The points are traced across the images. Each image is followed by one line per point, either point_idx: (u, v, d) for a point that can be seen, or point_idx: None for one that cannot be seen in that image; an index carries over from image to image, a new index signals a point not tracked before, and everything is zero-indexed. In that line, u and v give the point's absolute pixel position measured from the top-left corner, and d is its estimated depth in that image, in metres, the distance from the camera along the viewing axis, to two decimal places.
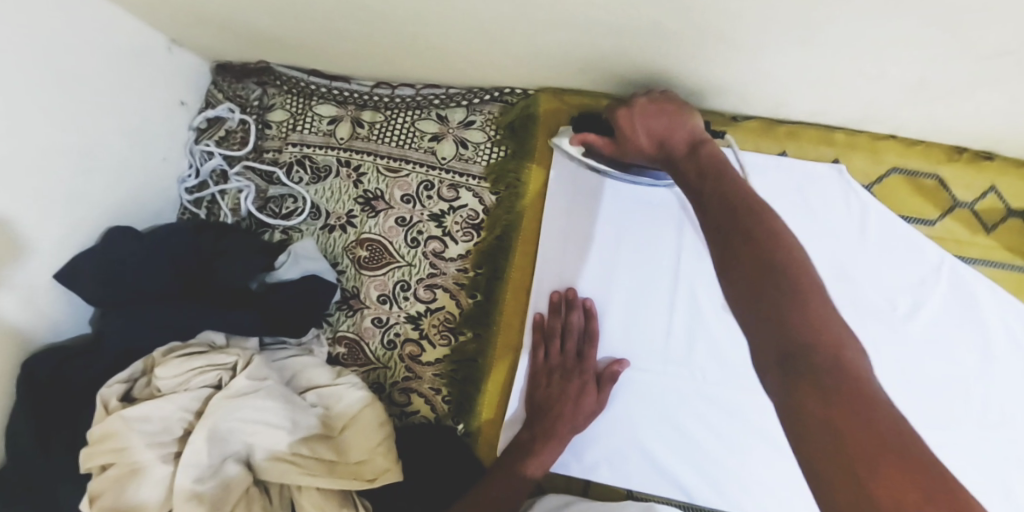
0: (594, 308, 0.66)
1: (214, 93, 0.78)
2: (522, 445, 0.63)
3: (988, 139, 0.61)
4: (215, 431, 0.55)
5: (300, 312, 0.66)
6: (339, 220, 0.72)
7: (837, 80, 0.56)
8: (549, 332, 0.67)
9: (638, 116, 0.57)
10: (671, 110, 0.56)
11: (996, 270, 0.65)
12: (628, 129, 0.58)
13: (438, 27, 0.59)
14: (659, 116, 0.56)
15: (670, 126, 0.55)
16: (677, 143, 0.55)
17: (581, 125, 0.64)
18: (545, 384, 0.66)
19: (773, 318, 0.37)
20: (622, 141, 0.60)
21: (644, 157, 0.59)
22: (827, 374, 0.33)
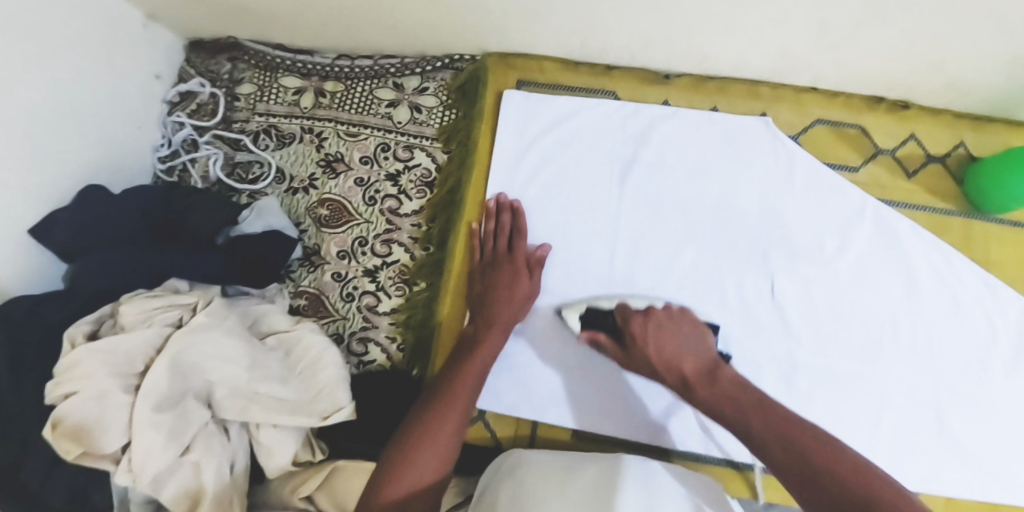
0: (520, 208, 0.70)
1: (187, 69, 0.82)
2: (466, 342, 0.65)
3: (900, 85, 0.66)
4: (177, 364, 0.58)
5: (262, 262, 0.70)
6: (302, 182, 0.76)
7: (753, 28, 0.60)
8: (488, 234, 0.70)
9: (652, 331, 0.61)
10: (682, 333, 0.61)
11: (920, 212, 0.69)
12: (643, 342, 0.61)
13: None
14: (673, 335, 0.60)
15: (680, 349, 0.59)
16: (690, 367, 0.57)
17: (589, 320, 0.66)
18: (484, 280, 0.68)
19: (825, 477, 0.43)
20: (633, 349, 0.62)
21: (652, 373, 0.61)
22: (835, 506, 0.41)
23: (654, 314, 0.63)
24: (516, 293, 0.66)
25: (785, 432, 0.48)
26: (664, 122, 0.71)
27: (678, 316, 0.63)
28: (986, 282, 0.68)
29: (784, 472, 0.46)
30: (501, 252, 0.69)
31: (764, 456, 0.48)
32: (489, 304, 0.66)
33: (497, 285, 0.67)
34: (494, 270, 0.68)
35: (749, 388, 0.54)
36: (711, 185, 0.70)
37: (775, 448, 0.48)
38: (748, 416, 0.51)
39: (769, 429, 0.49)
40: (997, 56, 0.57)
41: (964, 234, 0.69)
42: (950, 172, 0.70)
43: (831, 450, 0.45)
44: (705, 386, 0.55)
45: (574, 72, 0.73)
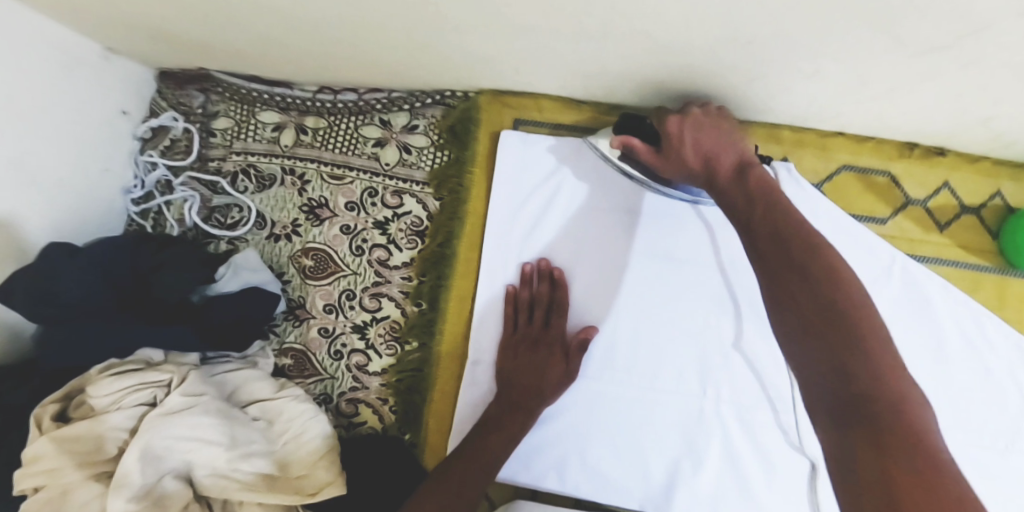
0: (564, 278, 0.65)
1: (158, 102, 0.76)
2: (490, 422, 0.63)
3: (939, 134, 0.59)
4: (149, 450, 0.54)
5: (243, 324, 0.65)
6: (285, 228, 0.71)
7: (778, 77, 0.54)
8: (522, 304, 0.65)
9: (691, 130, 0.52)
10: (721, 132, 0.52)
11: (951, 268, 0.64)
12: (675, 141, 0.52)
13: (374, 35, 0.57)
14: (711, 133, 0.52)
15: (719, 144, 0.51)
16: (726, 162, 0.49)
17: (625, 126, 0.60)
18: (514, 357, 0.64)
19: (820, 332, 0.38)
20: (668, 154, 0.54)
21: (688, 176, 0.53)
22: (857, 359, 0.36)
23: (692, 114, 0.53)
24: (551, 378, 0.63)
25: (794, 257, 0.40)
26: None
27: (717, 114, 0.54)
28: (1020, 348, 0.63)
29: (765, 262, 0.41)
30: (538, 325, 0.65)
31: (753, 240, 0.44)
32: (521, 389, 0.63)
33: (531, 365, 0.64)
34: (529, 348, 0.64)
35: (776, 188, 0.46)
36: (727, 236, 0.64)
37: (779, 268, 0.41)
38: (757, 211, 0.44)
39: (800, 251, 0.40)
40: None
41: (998, 293, 0.64)
42: (985, 223, 0.64)
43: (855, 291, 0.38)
44: (732, 180, 0.48)
45: (575, 112, 0.67)
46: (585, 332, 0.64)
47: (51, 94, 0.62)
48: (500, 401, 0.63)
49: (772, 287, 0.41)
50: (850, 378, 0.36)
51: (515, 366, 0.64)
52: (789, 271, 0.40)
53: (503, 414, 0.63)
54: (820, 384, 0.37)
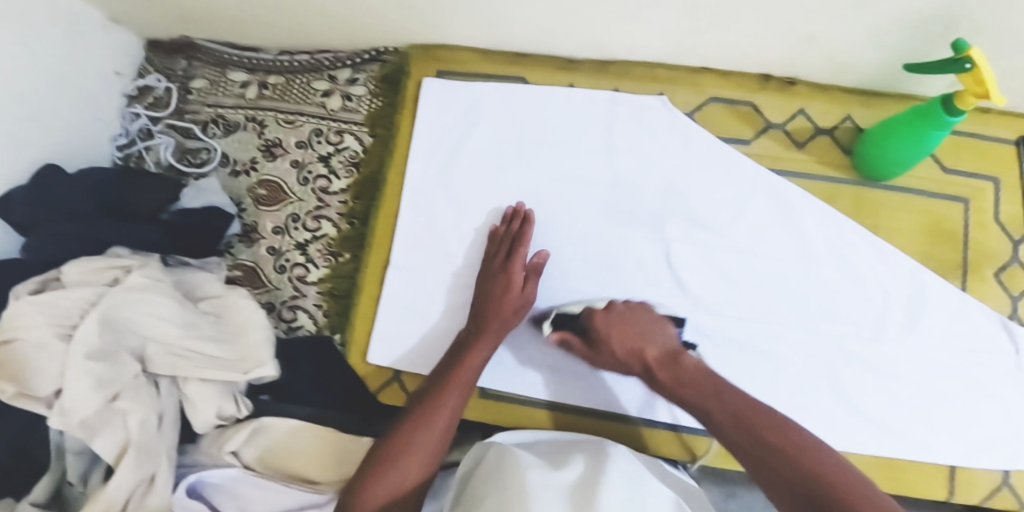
0: (531, 214, 0.73)
1: (147, 67, 0.90)
2: (462, 342, 0.70)
3: (781, 63, 0.71)
4: (109, 319, 0.64)
5: (197, 239, 0.76)
6: (244, 166, 0.83)
7: (632, 13, 0.66)
8: (494, 241, 0.73)
9: (615, 330, 0.65)
10: (642, 332, 0.64)
11: (810, 182, 0.73)
12: (603, 335, 0.65)
13: None
14: (630, 325, 0.65)
15: (642, 337, 0.64)
16: (652, 355, 0.63)
17: (557, 323, 0.70)
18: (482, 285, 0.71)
19: (787, 477, 0.51)
20: (599, 346, 0.65)
21: (620, 363, 0.65)
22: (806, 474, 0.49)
23: (615, 308, 0.67)
24: (508, 301, 0.69)
25: (746, 417, 0.55)
26: (571, 104, 0.77)
27: (634, 309, 0.67)
28: (876, 247, 0.71)
29: (741, 452, 0.54)
30: (501, 258, 0.72)
31: (722, 432, 0.56)
32: (484, 311, 0.69)
33: (493, 292, 0.70)
34: (490, 276, 0.71)
35: (709, 372, 0.61)
36: (614, 157, 0.76)
37: (726, 425, 0.56)
38: (711, 404, 0.57)
39: (763, 432, 0.54)
40: (853, 32, 0.62)
41: (853, 201, 0.72)
42: (839, 143, 0.74)
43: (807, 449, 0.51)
44: (670, 377, 0.61)
45: (486, 61, 0.79)
46: (537, 258, 0.72)
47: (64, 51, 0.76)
48: (469, 324, 0.71)
49: (754, 466, 0.53)
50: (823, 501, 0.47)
51: (480, 293, 0.71)
52: (771, 463, 0.52)
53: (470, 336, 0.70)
54: None
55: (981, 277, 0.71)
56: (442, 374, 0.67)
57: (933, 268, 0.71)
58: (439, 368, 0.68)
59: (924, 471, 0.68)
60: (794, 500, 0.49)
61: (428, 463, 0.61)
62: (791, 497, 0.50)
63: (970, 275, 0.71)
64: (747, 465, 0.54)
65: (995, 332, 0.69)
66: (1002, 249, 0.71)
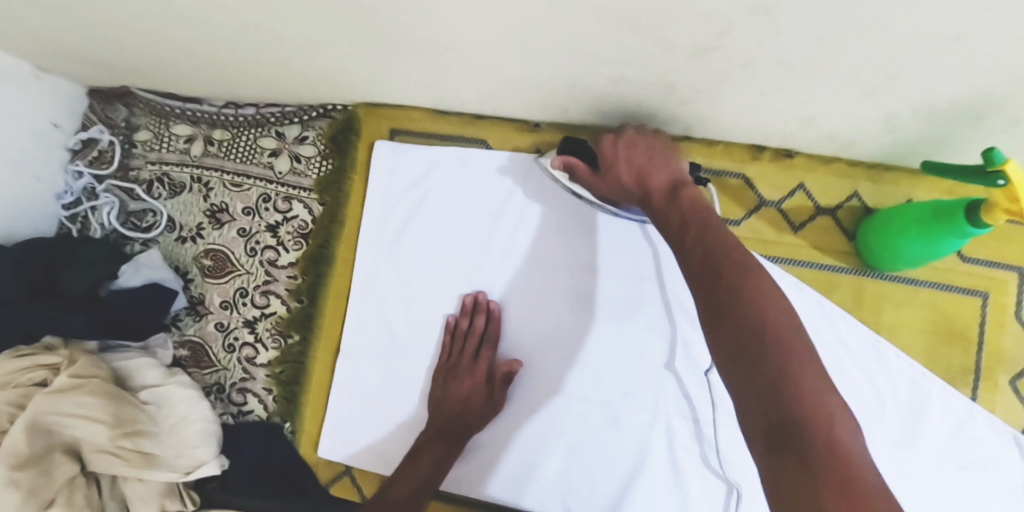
0: (497, 311, 0.68)
1: (90, 116, 0.83)
2: (415, 448, 0.68)
3: (776, 136, 0.61)
4: (38, 423, 0.61)
5: (135, 322, 0.71)
6: (190, 231, 0.77)
7: (600, 82, 0.57)
8: (458, 334, 0.68)
9: (623, 151, 0.57)
10: (655, 155, 0.56)
11: (804, 269, 0.64)
12: (610, 160, 0.57)
13: (247, 52, 0.63)
14: (642, 150, 0.56)
15: (652, 164, 0.55)
16: (658, 183, 0.54)
17: (565, 149, 0.63)
18: (443, 384, 0.68)
19: (738, 323, 0.40)
20: (603, 171, 0.58)
21: (621, 192, 0.58)
22: (755, 334, 0.39)
23: (625, 133, 0.57)
24: (473, 403, 0.67)
25: (718, 253, 0.44)
26: (534, 173, 0.69)
27: (652, 136, 0.58)
28: (874, 347, 0.63)
29: (698, 286, 0.44)
30: (467, 356, 0.67)
31: (686, 259, 0.46)
32: (448, 412, 0.67)
33: (451, 398, 0.67)
34: (454, 377, 0.68)
35: (707, 206, 0.50)
36: (579, 234, 0.68)
37: (696, 258, 0.45)
38: (688, 234, 0.47)
39: (732, 270, 0.43)
40: (859, 114, 0.52)
41: (854, 292, 0.64)
42: (841, 224, 0.64)
43: (771, 308, 0.40)
44: (665, 204, 0.52)
45: (440, 121, 0.71)
46: (507, 365, 0.67)
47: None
48: (427, 428, 0.68)
49: (706, 307, 0.43)
50: (758, 370, 0.37)
51: (444, 393, 0.68)
52: (724, 305, 0.41)
53: (425, 443, 0.67)
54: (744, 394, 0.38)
55: (993, 383, 0.62)
56: (400, 478, 0.65)
57: (938, 373, 0.63)
58: (399, 470, 0.67)
59: None
60: (723, 320, 0.41)
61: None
62: (728, 347, 0.40)
63: (982, 382, 0.62)
64: (688, 272, 0.46)
65: (1008, 450, 0.61)
66: (1018, 352, 0.62)
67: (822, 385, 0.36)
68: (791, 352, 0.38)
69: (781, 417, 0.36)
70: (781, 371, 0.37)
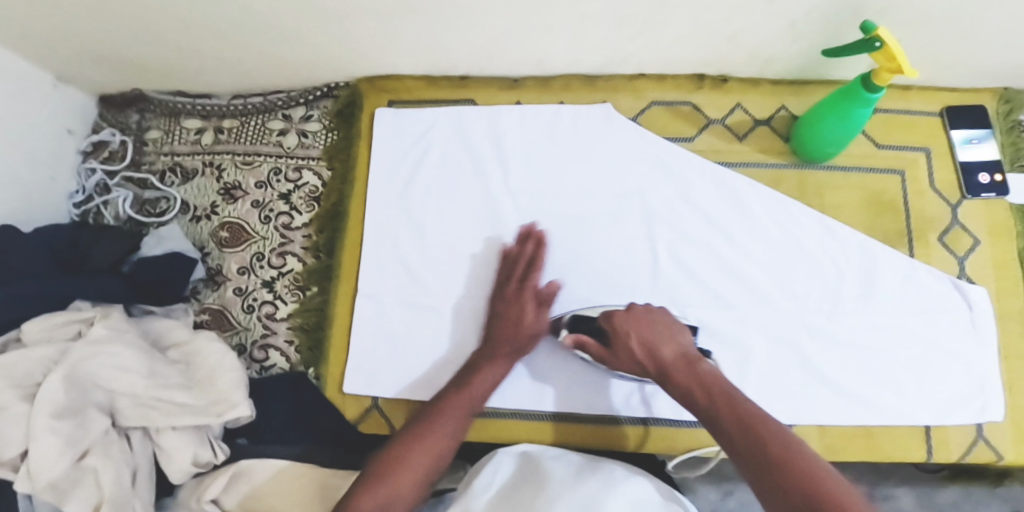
0: (543, 237, 0.74)
1: (101, 123, 0.89)
2: (470, 363, 0.69)
3: (711, 62, 0.75)
4: (73, 376, 0.63)
5: (158, 288, 0.75)
6: (204, 211, 0.83)
7: (566, 28, 0.69)
8: (511, 258, 0.74)
9: (634, 325, 0.65)
10: (663, 324, 0.65)
11: (754, 170, 0.77)
12: (623, 336, 0.65)
13: (262, 37, 0.73)
14: (650, 325, 0.65)
15: (660, 336, 0.64)
16: (669, 353, 0.62)
17: (574, 326, 0.71)
18: (496, 305, 0.72)
19: (785, 493, 0.47)
20: (617, 345, 0.65)
21: (638, 367, 0.64)
22: (807, 499, 0.46)
23: (635, 309, 0.67)
24: (522, 326, 0.69)
25: (752, 429, 0.53)
26: (519, 121, 0.80)
27: (655, 312, 0.67)
28: (822, 224, 0.74)
29: (743, 458, 0.52)
30: (515, 280, 0.72)
31: (723, 436, 0.54)
32: (497, 335, 0.70)
33: (506, 317, 0.70)
34: (505, 302, 0.71)
35: (722, 380, 0.59)
36: (564, 166, 0.78)
37: (734, 436, 0.54)
38: (721, 408, 0.56)
39: (766, 440, 0.51)
40: (774, 26, 0.66)
41: (797, 184, 0.76)
42: (777, 132, 0.77)
43: (809, 472, 0.48)
44: (687, 377, 0.60)
45: (432, 87, 0.82)
46: (548, 287, 0.72)
47: (20, 112, 0.75)
48: (483, 345, 0.70)
49: (757, 479, 0.50)
50: None
51: (494, 315, 0.71)
52: (768, 475, 0.49)
53: (482, 356, 0.69)
54: None
55: (926, 243, 0.74)
56: (454, 386, 0.66)
57: (879, 237, 0.75)
58: (450, 383, 0.67)
59: (901, 438, 0.70)
60: (773, 491, 0.48)
61: (427, 478, 0.58)
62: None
63: (916, 242, 0.74)
64: (732, 454, 0.53)
65: (947, 293, 0.73)
66: (942, 214, 0.75)
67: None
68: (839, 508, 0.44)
69: None
70: None
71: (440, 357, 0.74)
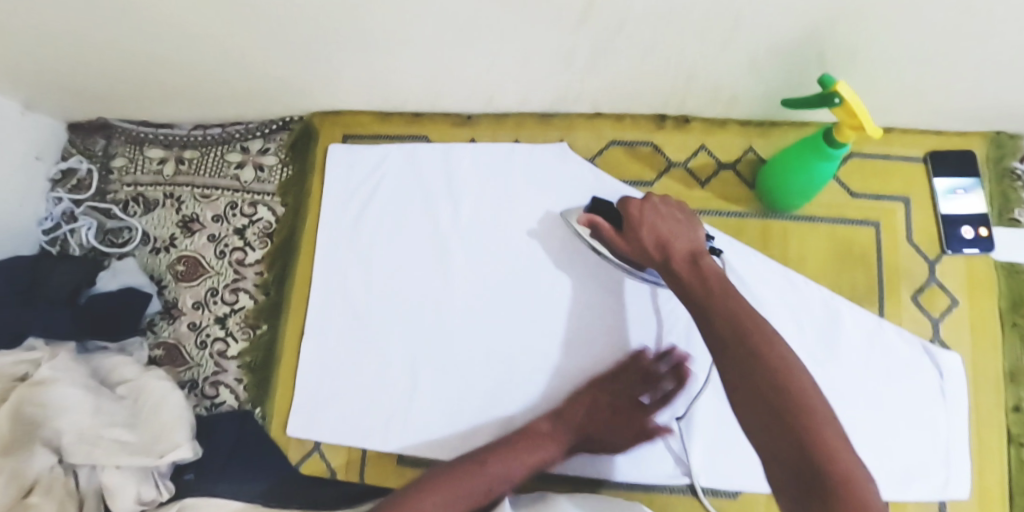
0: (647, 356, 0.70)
1: (70, 149, 0.90)
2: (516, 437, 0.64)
3: (670, 103, 0.71)
4: (20, 414, 0.66)
5: (112, 322, 0.76)
6: (163, 243, 0.84)
7: (513, 67, 0.67)
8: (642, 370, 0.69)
9: (651, 217, 0.60)
10: (678, 223, 0.59)
11: (715, 218, 0.73)
12: (636, 223, 0.60)
13: (212, 72, 0.73)
14: (666, 221, 0.59)
15: (675, 232, 0.58)
16: (679, 247, 0.56)
17: (594, 208, 0.68)
18: (591, 413, 0.66)
19: (761, 386, 0.40)
20: (630, 227, 0.61)
21: (641, 252, 0.59)
22: (782, 400, 0.39)
23: (654, 200, 0.62)
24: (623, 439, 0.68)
25: (742, 319, 0.45)
26: (472, 158, 0.78)
27: (677, 208, 0.61)
28: (784, 277, 0.70)
29: (718, 352, 0.45)
30: (635, 398, 0.68)
31: (707, 324, 0.47)
32: (582, 433, 0.66)
33: (585, 423, 0.66)
34: (621, 414, 0.67)
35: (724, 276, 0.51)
36: (516, 209, 0.76)
37: (716, 321, 0.46)
38: (713, 295, 0.48)
39: (757, 332, 0.43)
40: (731, 68, 0.62)
41: (760, 233, 0.72)
42: (741, 176, 0.73)
43: (795, 378, 0.40)
44: (685, 267, 0.53)
45: (385, 122, 0.80)
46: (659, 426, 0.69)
47: None
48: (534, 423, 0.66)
49: (729, 372, 0.43)
50: (786, 429, 0.38)
51: (589, 423, 0.66)
52: (746, 368, 0.42)
53: (541, 435, 0.65)
54: (775, 460, 0.38)
55: (897, 300, 0.70)
56: (487, 453, 0.62)
57: (845, 294, 0.70)
58: (483, 449, 0.63)
59: None
60: (749, 386, 0.41)
61: None
62: (755, 407, 0.40)
63: (886, 300, 0.70)
64: (710, 338, 0.46)
65: (917, 356, 0.68)
66: (917, 270, 0.70)
67: (860, 468, 0.35)
68: (815, 423, 0.37)
69: (806, 479, 0.35)
70: (800, 427, 0.37)
71: (383, 402, 0.74)
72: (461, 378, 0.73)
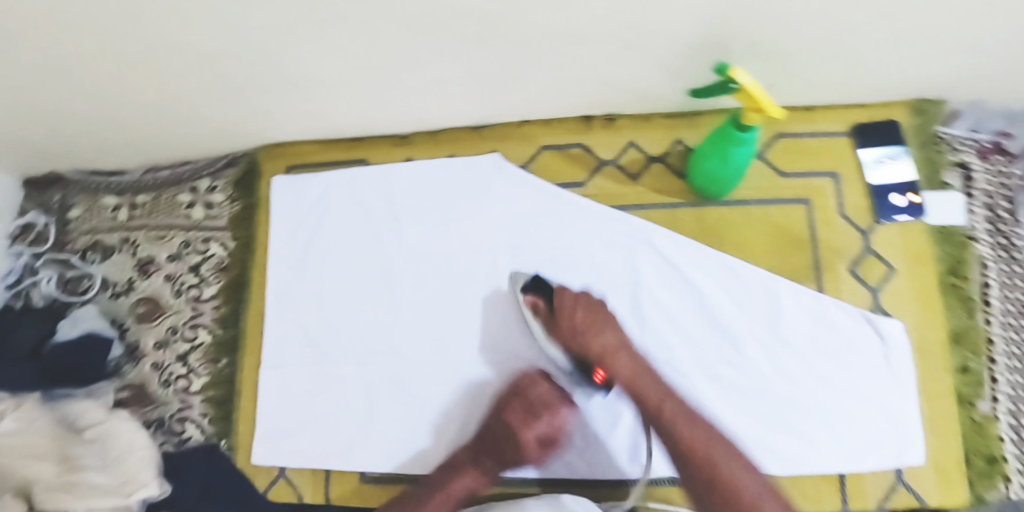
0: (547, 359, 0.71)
1: (27, 205, 0.91)
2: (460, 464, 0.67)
3: (593, 105, 0.73)
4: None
5: (76, 369, 0.77)
6: (122, 287, 0.86)
7: (436, 87, 0.68)
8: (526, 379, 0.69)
9: (584, 324, 0.66)
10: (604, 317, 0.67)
11: (650, 211, 0.74)
12: (567, 317, 0.67)
13: (150, 119, 0.75)
14: (592, 316, 0.66)
15: (605, 333, 0.66)
16: (617, 363, 0.64)
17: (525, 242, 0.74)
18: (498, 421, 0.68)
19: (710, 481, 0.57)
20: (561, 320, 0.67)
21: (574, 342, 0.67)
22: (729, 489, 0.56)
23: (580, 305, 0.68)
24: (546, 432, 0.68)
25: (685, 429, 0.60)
26: (411, 176, 0.79)
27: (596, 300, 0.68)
28: (723, 263, 0.71)
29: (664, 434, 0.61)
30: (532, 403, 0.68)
31: (654, 416, 0.62)
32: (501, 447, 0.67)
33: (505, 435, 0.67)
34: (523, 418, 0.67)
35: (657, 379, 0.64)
36: (458, 221, 0.77)
37: (662, 414, 0.61)
38: (658, 404, 0.62)
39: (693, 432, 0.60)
40: (643, 68, 0.64)
41: (695, 222, 0.73)
42: (672, 168, 0.75)
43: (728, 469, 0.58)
44: (628, 379, 0.64)
45: (326, 150, 0.82)
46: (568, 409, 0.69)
47: None
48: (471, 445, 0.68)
49: (680, 459, 0.59)
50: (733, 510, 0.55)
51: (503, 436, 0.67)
52: (696, 465, 0.58)
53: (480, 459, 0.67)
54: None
55: (835, 274, 0.71)
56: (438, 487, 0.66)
57: (784, 274, 0.71)
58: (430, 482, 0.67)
59: (810, 488, 0.67)
60: (698, 475, 0.58)
61: None
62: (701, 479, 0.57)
63: (824, 275, 0.71)
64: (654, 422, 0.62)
65: (860, 328, 0.69)
66: (853, 243, 0.71)
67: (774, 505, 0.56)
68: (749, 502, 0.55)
69: None
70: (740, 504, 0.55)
71: (344, 423, 0.75)
72: (416, 393, 0.74)
